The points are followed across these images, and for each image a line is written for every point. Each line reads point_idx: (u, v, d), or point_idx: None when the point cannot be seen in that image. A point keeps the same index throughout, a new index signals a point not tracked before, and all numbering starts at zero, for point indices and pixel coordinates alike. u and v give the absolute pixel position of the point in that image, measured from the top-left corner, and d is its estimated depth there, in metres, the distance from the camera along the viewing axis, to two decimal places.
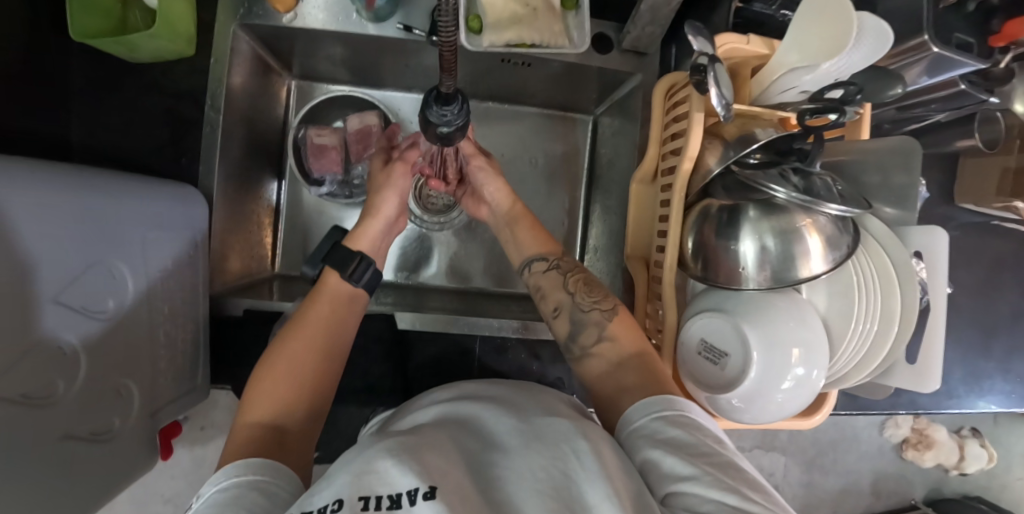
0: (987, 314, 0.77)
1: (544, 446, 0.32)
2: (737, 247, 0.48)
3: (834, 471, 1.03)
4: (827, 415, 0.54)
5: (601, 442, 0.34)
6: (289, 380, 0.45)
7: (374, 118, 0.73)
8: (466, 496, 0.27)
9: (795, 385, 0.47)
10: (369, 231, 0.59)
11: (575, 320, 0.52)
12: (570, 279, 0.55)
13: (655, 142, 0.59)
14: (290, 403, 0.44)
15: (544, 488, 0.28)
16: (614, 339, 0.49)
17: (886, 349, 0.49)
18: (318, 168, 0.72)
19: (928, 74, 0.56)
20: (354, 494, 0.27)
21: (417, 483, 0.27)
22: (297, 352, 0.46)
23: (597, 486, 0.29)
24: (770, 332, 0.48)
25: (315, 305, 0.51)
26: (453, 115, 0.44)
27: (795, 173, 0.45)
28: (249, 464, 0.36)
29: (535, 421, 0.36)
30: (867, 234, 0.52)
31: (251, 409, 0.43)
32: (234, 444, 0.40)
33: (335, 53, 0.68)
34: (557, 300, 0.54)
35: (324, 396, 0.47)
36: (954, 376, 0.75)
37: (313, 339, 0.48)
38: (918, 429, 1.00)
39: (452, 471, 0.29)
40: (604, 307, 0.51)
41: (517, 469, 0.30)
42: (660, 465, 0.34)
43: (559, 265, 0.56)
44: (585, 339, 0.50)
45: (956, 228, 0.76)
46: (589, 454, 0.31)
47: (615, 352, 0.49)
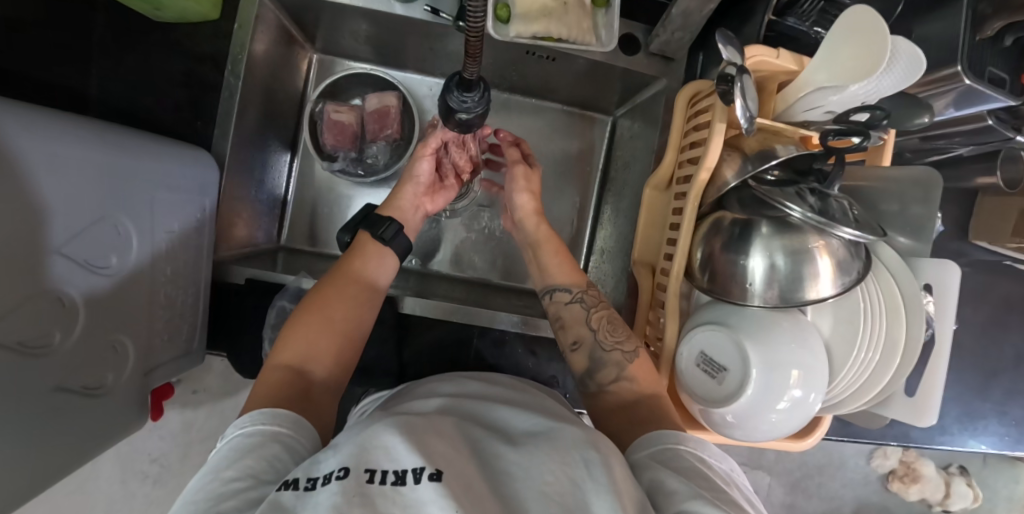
0: (989, 353, 0.76)
1: (553, 449, 0.32)
2: (745, 262, 0.48)
3: (818, 496, 1.03)
4: (820, 440, 0.53)
5: (613, 457, 0.33)
6: (320, 324, 0.45)
7: (393, 99, 0.73)
8: (467, 485, 0.28)
9: (791, 406, 0.47)
10: (399, 204, 0.60)
11: (596, 358, 0.51)
12: (593, 315, 0.53)
13: (674, 147, 0.59)
14: (316, 350, 0.44)
15: (548, 491, 0.29)
16: (634, 380, 0.48)
17: (885, 379, 0.49)
18: (332, 143, 0.72)
19: (956, 106, 0.55)
20: (360, 466, 0.28)
21: (422, 463, 0.27)
22: (334, 301, 0.47)
23: (604, 501, 0.28)
24: (771, 352, 0.47)
25: (355, 260, 0.52)
26: (473, 103, 0.44)
27: (812, 193, 0.44)
28: (274, 414, 0.37)
29: (551, 424, 0.36)
30: (879, 262, 0.51)
31: (281, 351, 0.44)
32: (262, 384, 0.41)
33: (361, 29, 0.67)
34: (578, 334, 0.53)
35: (350, 355, 0.47)
36: (950, 413, 0.74)
37: (348, 289, 0.49)
38: (906, 461, 1.00)
39: (457, 460, 0.30)
40: (627, 349, 0.50)
41: (527, 469, 0.31)
42: (668, 487, 0.34)
43: (582, 298, 0.55)
44: (604, 376, 0.50)
45: (966, 265, 0.76)
46: (601, 467, 0.31)
47: (631, 390, 0.48)
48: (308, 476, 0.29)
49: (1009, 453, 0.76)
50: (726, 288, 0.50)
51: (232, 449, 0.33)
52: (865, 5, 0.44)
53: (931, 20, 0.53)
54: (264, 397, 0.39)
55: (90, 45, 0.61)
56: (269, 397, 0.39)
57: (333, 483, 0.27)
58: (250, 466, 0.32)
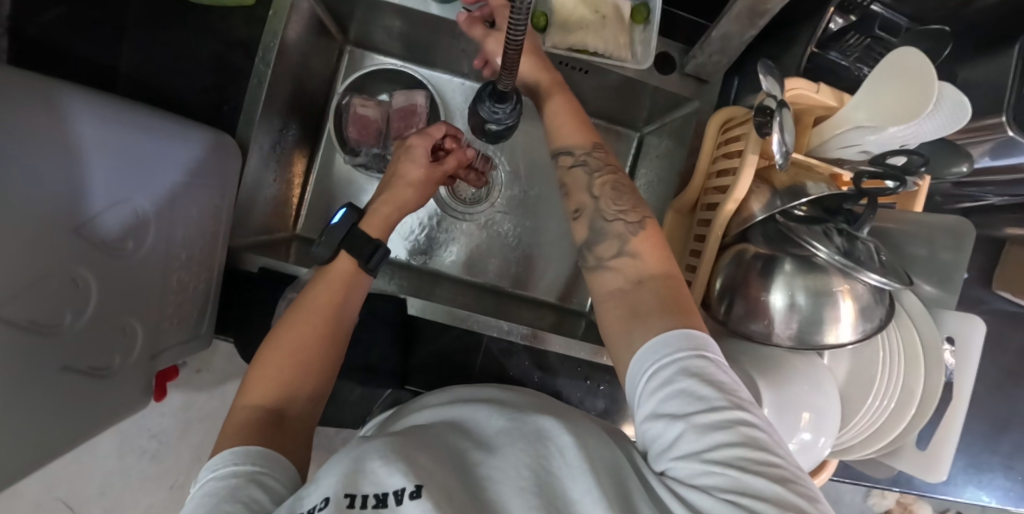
0: (1002, 405, 0.75)
1: (523, 438, 0.35)
2: (764, 299, 0.47)
3: None
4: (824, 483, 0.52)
5: (587, 437, 0.36)
6: (289, 361, 0.45)
7: (420, 98, 0.72)
8: (448, 492, 0.30)
9: (799, 450, 0.46)
10: (385, 217, 0.57)
11: (596, 229, 0.46)
12: (597, 180, 0.48)
13: (701, 172, 0.58)
14: (292, 387, 0.44)
15: (526, 485, 0.31)
16: (637, 255, 0.43)
17: (897, 430, 0.48)
18: (357, 137, 0.71)
19: (993, 155, 0.53)
20: (340, 492, 0.29)
21: (403, 483, 0.29)
22: (301, 334, 0.46)
23: (581, 481, 0.32)
24: (782, 392, 0.46)
25: (327, 280, 0.51)
26: (504, 114, 0.43)
27: (839, 232, 0.44)
28: (247, 452, 0.37)
29: (520, 417, 0.37)
30: (902, 309, 0.50)
31: (251, 392, 0.44)
32: (232, 426, 0.41)
33: (394, 25, 0.67)
34: (579, 202, 0.48)
35: (326, 377, 0.47)
36: (956, 463, 0.73)
37: (317, 318, 0.48)
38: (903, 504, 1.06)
39: (436, 469, 0.31)
40: (630, 219, 0.45)
41: (505, 468, 0.32)
42: (661, 438, 0.34)
43: (586, 161, 0.49)
44: (604, 250, 0.45)
45: (985, 313, 0.75)
46: (573, 451, 0.33)
47: (635, 268, 0.42)
48: None
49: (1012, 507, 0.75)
50: (746, 320, 0.49)
51: (208, 494, 0.34)
52: (913, 47, 0.43)
53: (979, 64, 0.52)
54: (237, 436, 0.39)
55: (123, 22, 0.61)
56: (243, 436, 0.39)
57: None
58: (229, 509, 0.31)
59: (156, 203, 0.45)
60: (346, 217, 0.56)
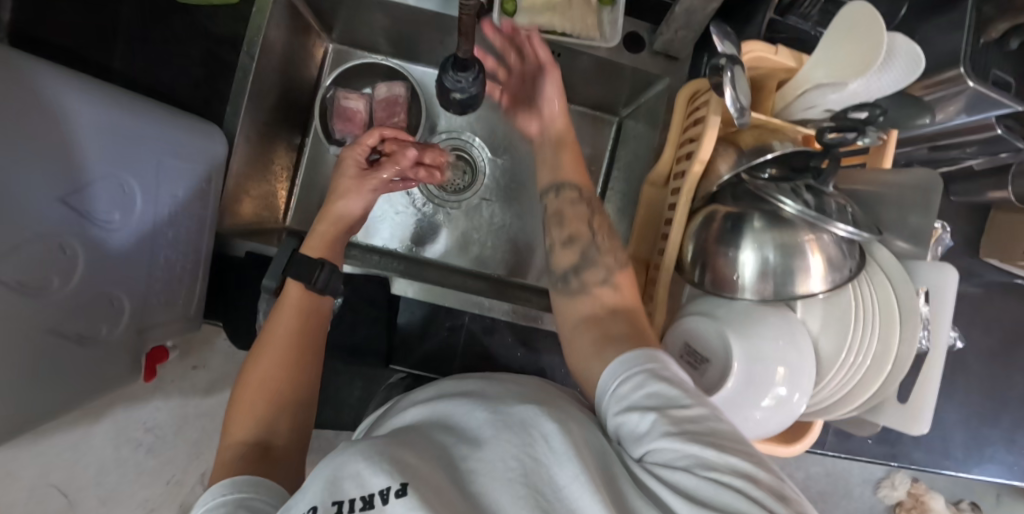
0: (1001, 377, 0.74)
1: (508, 431, 0.34)
2: (735, 256, 0.48)
3: None
4: (808, 446, 0.52)
5: (572, 423, 0.35)
6: (269, 390, 0.45)
7: (402, 89, 0.74)
8: (437, 491, 0.29)
9: (775, 405, 0.46)
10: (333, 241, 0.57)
11: (587, 256, 0.48)
12: (595, 218, 0.51)
13: (672, 143, 0.59)
14: (275, 414, 0.45)
15: (514, 478, 0.30)
16: (618, 287, 0.46)
17: (875, 384, 0.47)
18: (341, 128, 0.73)
19: (962, 113, 0.53)
20: (328, 499, 0.28)
21: (388, 482, 0.28)
22: (274, 363, 0.46)
23: (568, 466, 0.30)
24: (756, 345, 0.46)
25: (295, 303, 0.51)
26: (467, 83, 0.45)
27: (807, 189, 0.45)
28: (236, 482, 0.37)
29: (503, 410, 0.36)
30: (875, 263, 0.50)
31: (234, 430, 0.44)
32: (223, 461, 0.41)
33: (375, 21, 0.70)
34: (575, 231, 0.50)
35: (308, 397, 0.47)
36: (953, 437, 0.73)
37: (292, 340, 0.48)
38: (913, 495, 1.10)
39: (423, 468, 0.30)
40: (619, 258, 0.49)
41: (490, 462, 0.32)
42: (633, 425, 0.34)
43: (583, 199, 0.52)
44: (589, 276, 0.47)
45: (976, 283, 0.74)
46: (558, 438, 0.32)
47: (612, 298, 0.46)
48: None
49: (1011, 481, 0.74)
50: (719, 279, 0.49)
51: None
52: (865, 1, 0.43)
53: (938, 22, 0.52)
54: (224, 474, 0.39)
55: None
56: (233, 468, 0.39)
57: None
58: None
59: (145, 185, 0.48)
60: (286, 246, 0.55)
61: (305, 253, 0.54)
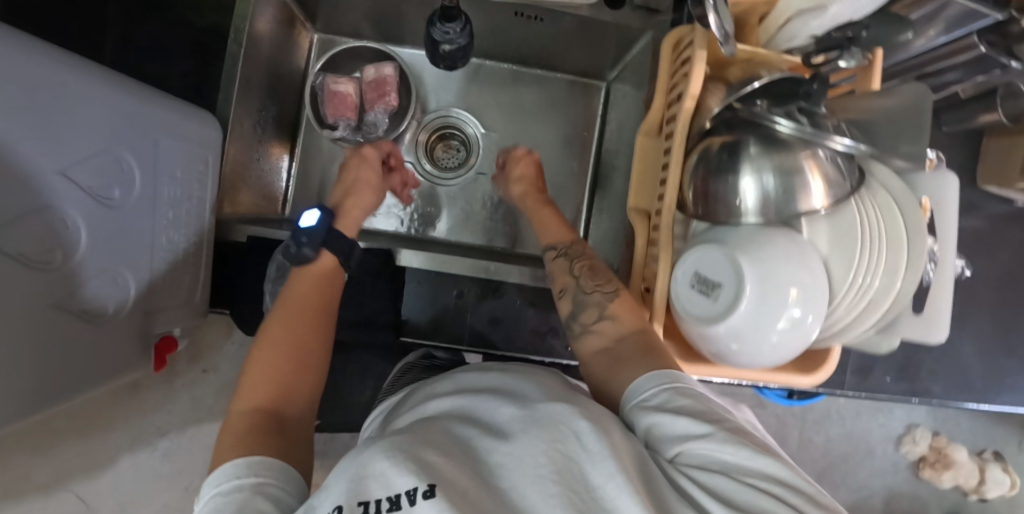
0: (1013, 307, 0.74)
1: (542, 428, 0.32)
2: (735, 184, 0.48)
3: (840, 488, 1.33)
4: (831, 374, 0.52)
5: (606, 425, 0.33)
6: (282, 359, 0.45)
7: (390, 69, 0.75)
8: (463, 491, 0.27)
9: (790, 327, 0.44)
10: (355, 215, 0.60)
11: (578, 301, 0.53)
12: (575, 264, 0.56)
13: (662, 91, 0.59)
14: (286, 386, 0.44)
15: (545, 474, 0.29)
16: (616, 318, 0.49)
17: (890, 297, 0.46)
18: (332, 112, 0.74)
19: (948, 31, 0.53)
20: (352, 501, 0.27)
21: (415, 483, 0.27)
22: (292, 328, 0.47)
23: (602, 466, 0.29)
24: (768, 266, 0.44)
25: (310, 277, 0.52)
26: (455, 34, 0.46)
27: (801, 113, 0.46)
28: (250, 464, 0.35)
29: (534, 407, 0.35)
30: (874, 180, 0.49)
31: (246, 396, 0.42)
32: (232, 431, 0.39)
33: (358, 4, 0.70)
34: (563, 283, 0.56)
35: (316, 373, 0.47)
36: (972, 371, 0.73)
37: (302, 311, 0.49)
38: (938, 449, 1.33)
39: (446, 467, 0.29)
40: (606, 290, 0.52)
41: (521, 457, 0.30)
42: (669, 428, 0.36)
43: (568, 252, 0.58)
44: (586, 317, 0.52)
45: (979, 215, 0.74)
46: (593, 436, 0.31)
47: (614, 330, 0.49)
48: None
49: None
50: (723, 210, 0.49)
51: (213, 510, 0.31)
52: None
53: None
54: (237, 445, 0.37)
55: (104, 22, 0.65)
56: (244, 439, 0.38)
57: None
58: None
59: (144, 162, 0.48)
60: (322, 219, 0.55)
61: (341, 230, 0.57)
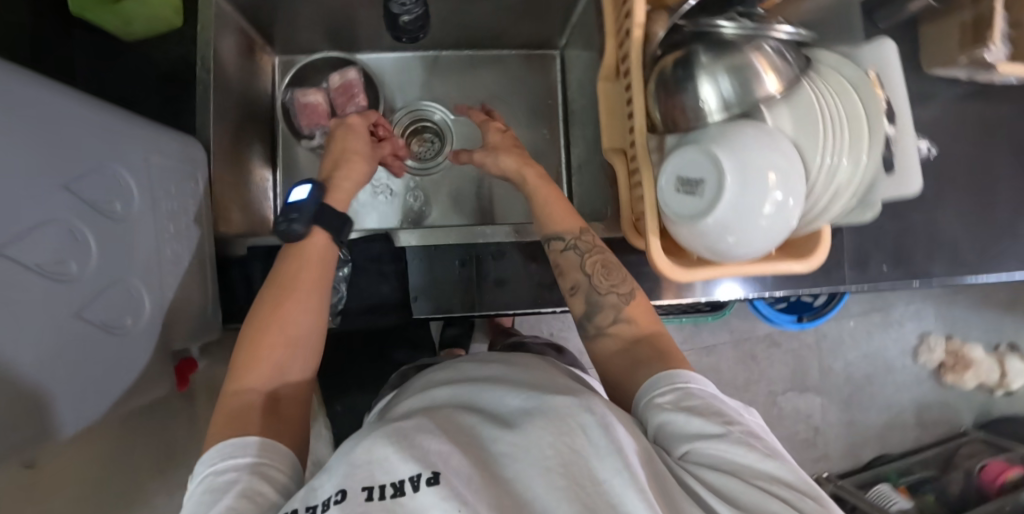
0: (986, 178, 0.78)
1: (549, 421, 0.34)
2: (696, 94, 0.51)
3: (868, 407, 1.38)
4: (827, 256, 0.54)
5: (609, 414, 0.36)
6: (276, 347, 0.48)
7: (354, 73, 0.77)
8: (468, 478, 0.31)
9: (775, 211, 0.47)
10: (344, 188, 0.61)
11: (593, 301, 0.54)
12: (587, 260, 0.56)
13: (613, 35, 0.61)
14: (279, 371, 0.48)
15: (550, 466, 0.31)
16: (631, 320, 0.52)
17: (863, 161, 0.49)
18: (306, 122, 0.77)
19: None
20: (356, 486, 0.30)
21: (418, 471, 0.30)
22: (289, 316, 0.49)
23: (608, 461, 0.31)
24: (742, 155, 0.46)
25: (306, 259, 0.54)
26: (411, 4, 0.50)
27: (742, 16, 0.52)
28: (241, 447, 0.40)
29: (543, 398, 0.38)
30: (819, 63, 0.54)
31: (242, 377, 0.46)
32: (227, 412, 0.44)
33: (312, 15, 0.73)
34: (574, 280, 0.56)
35: (310, 359, 0.50)
36: (962, 244, 0.76)
37: (301, 299, 0.50)
38: (955, 353, 1.39)
39: (453, 456, 0.32)
40: (621, 291, 0.54)
41: (528, 448, 0.33)
42: (680, 427, 0.38)
43: (577, 245, 0.57)
44: (602, 319, 0.53)
45: (932, 100, 0.78)
46: (599, 430, 0.33)
47: (631, 332, 0.52)
48: (308, 505, 0.31)
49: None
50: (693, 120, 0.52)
51: (207, 489, 0.36)
52: None
53: None
54: (229, 427, 0.42)
55: None
56: (236, 422, 0.42)
57: (331, 508, 0.29)
58: (231, 503, 0.34)
59: (138, 177, 0.49)
60: (313, 193, 0.57)
61: (330, 204, 0.58)
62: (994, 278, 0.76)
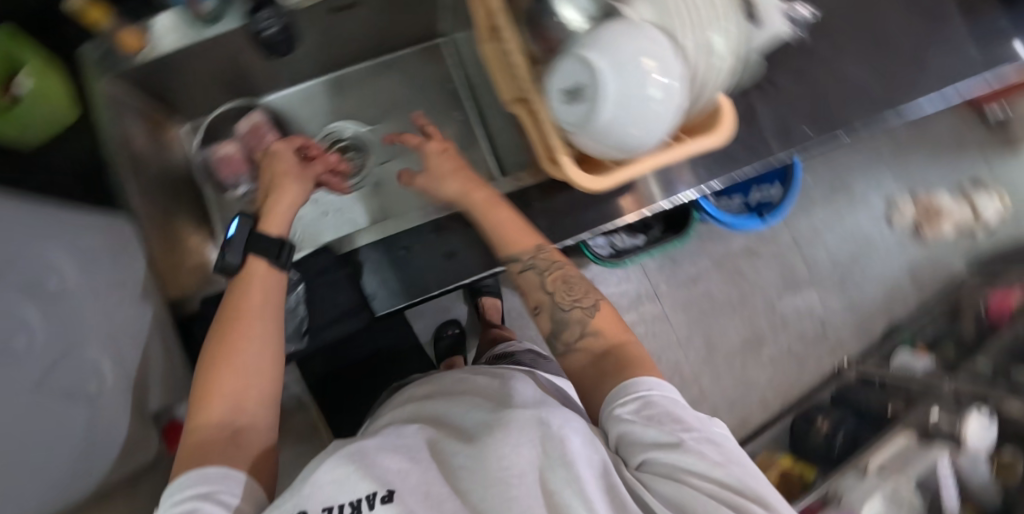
0: (874, 24, 0.82)
1: (502, 431, 0.38)
2: (561, 18, 0.54)
3: (860, 283, 1.40)
4: (734, 127, 0.55)
5: (559, 422, 0.40)
6: (236, 376, 0.47)
7: (259, 115, 0.80)
8: (425, 490, 0.35)
9: (665, 92, 0.46)
10: (277, 216, 0.62)
11: (558, 319, 0.53)
12: (548, 279, 0.55)
13: None
14: (242, 398, 0.47)
15: (506, 474, 0.35)
16: (598, 333, 0.51)
17: (725, 24, 0.53)
18: (228, 172, 0.78)
19: None
20: (315, 506, 0.33)
21: (375, 489, 0.34)
22: (245, 344, 0.49)
23: (559, 471, 0.35)
24: (613, 49, 0.46)
25: (250, 292, 0.54)
26: (269, 18, 0.60)
27: None
28: (207, 475, 0.40)
29: (500, 415, 0.43)
30: None
31: (203, 412, 0.45)
32: (192, 445, 0.43)
33: (205, 78, 0.73)
34: (537, 300, 0.56)
35: (273, 383, 0.50)
36: (871, 89, 0.79)
37: (250, 327, 0.50)
38: (923, 206, 1.44)
39: (410, 473, 0.36)
40: (585, 305, 0.53)
41: (483, 457, 0.37)
42: (637, 436, 0.40)
43: (535, 263, 0.56)
44: (568, 336, 0.52)
45: None
46: (551, 439, 0.38)
47: (598, 345, 0.51)
48: None
49: (935, 98, 0.81)
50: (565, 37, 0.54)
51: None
52: None
53: None
54: (193, 459, 0.42)
55: None
56: (200, 453, 0.42)
57: None
58: None
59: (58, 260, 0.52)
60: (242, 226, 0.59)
61: (262, 231, 0.59)
62: (910, 108, 0.80)
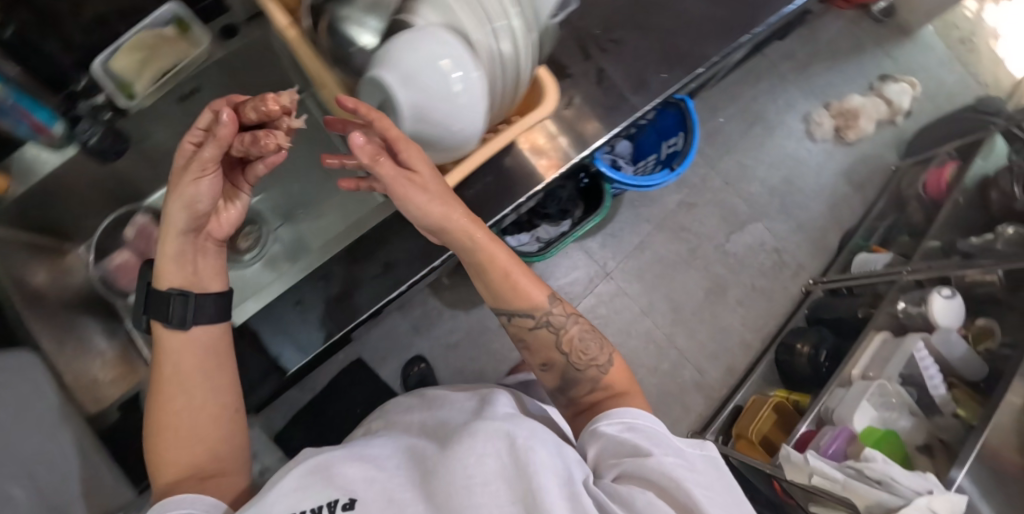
0: None
1: (478, 440, 0.38)
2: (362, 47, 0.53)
3: (800, 204, 1.42)
4: (558, 100, 0.56)
5: (526, 432, 0.39)
6: (186, 427, 0.45)
7: (143, 217, 0.76)
8: (384, 499, 0.36)
9: (466, 86, 0.45)
10: (167, 267, 0.47)
11: (569, 376, 0.56)
12: (563, 339, 0.56)
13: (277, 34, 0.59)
14: (204, 445, 0.45)
15: (471, 479, 0.34)
16: (608, 386, 0.54)
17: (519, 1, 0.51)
18: (126, 282, 0.72)
19: None
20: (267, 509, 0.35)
21: (337, 496, 0.35)
22: (187, 397, 0.46)
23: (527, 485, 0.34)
24: (402, 62, 0.44)
25: (175, 351, 0.47)
26: (88, 130, 0.65)
27: None
28: (175, 499, 0.40)
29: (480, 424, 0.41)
30: None
31: (165, 465, 0.44)
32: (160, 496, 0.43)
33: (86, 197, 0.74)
34: (547, 357, 0.57)
35: (233, 418, 0.48)
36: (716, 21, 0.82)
37: (195, 376, 0.47)
38: (838, 112, 1.46)
39: (375, 484, 0.37)
40: (599, 364, 0.55)
41: (454, 466, 0.36)
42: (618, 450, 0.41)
43: (549, 321, 0.56)
44: (580, 391, 0.55)
45: None
46: (512, 450, 0.36)
47: (605, 391, 0.53)
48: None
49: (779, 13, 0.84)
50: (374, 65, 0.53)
51: None
52: None
53: None
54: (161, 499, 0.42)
55: None
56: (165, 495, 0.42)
57: None
58: None
59: None
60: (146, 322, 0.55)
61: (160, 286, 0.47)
62: (758, 28, 0.83)
